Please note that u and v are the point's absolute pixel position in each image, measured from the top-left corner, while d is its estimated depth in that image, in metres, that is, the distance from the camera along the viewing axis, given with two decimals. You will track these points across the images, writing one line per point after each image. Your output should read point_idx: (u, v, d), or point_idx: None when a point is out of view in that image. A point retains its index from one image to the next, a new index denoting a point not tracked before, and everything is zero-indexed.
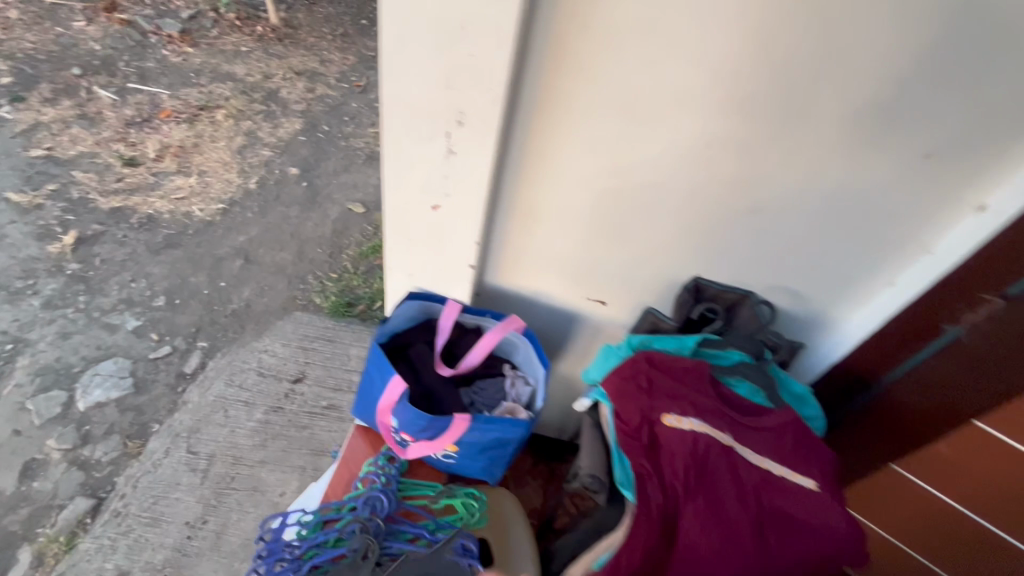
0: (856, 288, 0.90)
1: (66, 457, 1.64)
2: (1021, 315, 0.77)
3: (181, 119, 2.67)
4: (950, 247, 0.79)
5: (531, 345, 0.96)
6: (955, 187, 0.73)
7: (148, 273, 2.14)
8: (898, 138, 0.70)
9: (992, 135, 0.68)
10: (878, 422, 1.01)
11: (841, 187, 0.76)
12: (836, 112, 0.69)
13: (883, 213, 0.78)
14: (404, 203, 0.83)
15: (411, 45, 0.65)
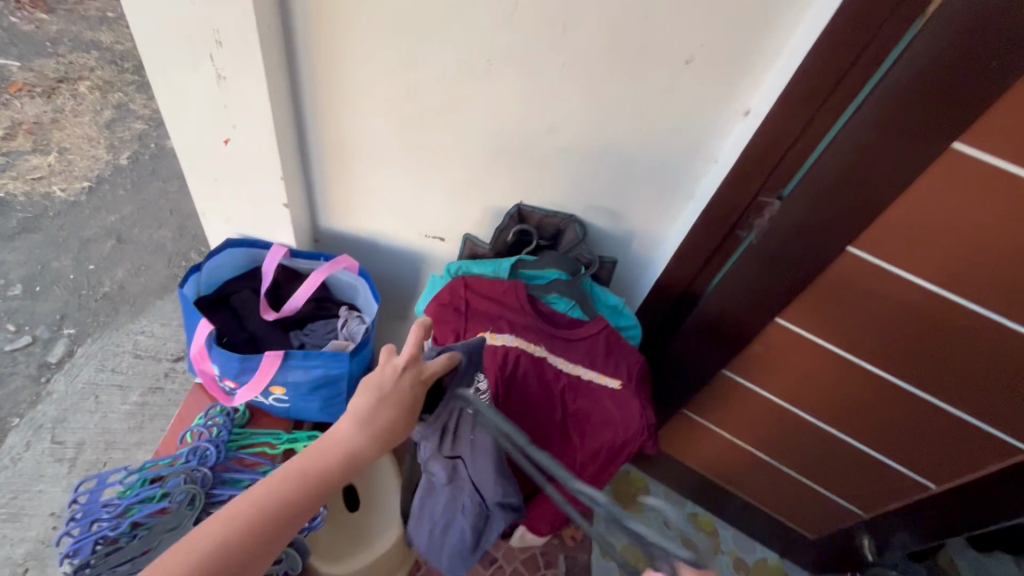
0: (664, 203, 0.95)
1: None
2: (791, 213, 0.84)
3: (36, 94, 2.57)
4: (728, 154, 0.85)
5: (365, 283, 0.96)
6: (720, 93, 0.78)
7: (2, 261, 1.98)
8: (658, 46, 0.73)
9: (740, 39, 0.73)
10: (706, 333, 1.08)
11: (622, 98, 0.79)
12: (598, 22, 0.71)
13: (666, 124, 0.83)
14: (193, 140, 0.79)
15: None
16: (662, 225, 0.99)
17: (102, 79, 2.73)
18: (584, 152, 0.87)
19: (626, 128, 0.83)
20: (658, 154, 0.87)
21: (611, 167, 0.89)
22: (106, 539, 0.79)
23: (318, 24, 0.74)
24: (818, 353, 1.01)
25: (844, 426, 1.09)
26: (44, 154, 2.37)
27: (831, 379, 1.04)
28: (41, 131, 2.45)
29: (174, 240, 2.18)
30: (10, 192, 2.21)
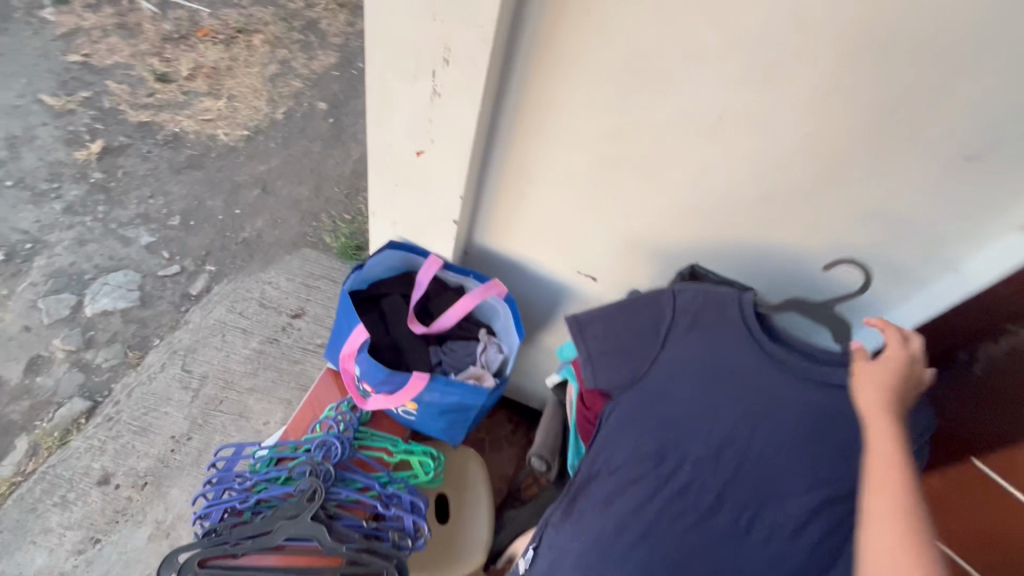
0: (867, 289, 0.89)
1: (69, 359, 1.64)
2: None
3: (218, 40, 2.81)
4: (985, 267, 0.81)
5: (511, 311, 0.93)
6: (999, 199, 0.74)
7: (167, 192, 2.17)
8: (934, 138, 0.69)
9: None
10: None
11: (879, 185, 0.75)
12: (876, 103, 0.68)
13: (921, 218, 0.78)
14: (387, 146, 0.78)
15: None
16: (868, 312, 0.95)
17: (273, 35, 2.92)
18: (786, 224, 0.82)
19: (862, 215, 0.79)
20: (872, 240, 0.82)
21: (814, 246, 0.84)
22: (233, 510, 0.83)
23: (543, 54, 0.72)
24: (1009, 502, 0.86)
25: None
26: (216, 98, 2.58)
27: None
28: (216, 76, 2.66)
29: (310, 199, 2.31)
30: (185, 128, 2.41)
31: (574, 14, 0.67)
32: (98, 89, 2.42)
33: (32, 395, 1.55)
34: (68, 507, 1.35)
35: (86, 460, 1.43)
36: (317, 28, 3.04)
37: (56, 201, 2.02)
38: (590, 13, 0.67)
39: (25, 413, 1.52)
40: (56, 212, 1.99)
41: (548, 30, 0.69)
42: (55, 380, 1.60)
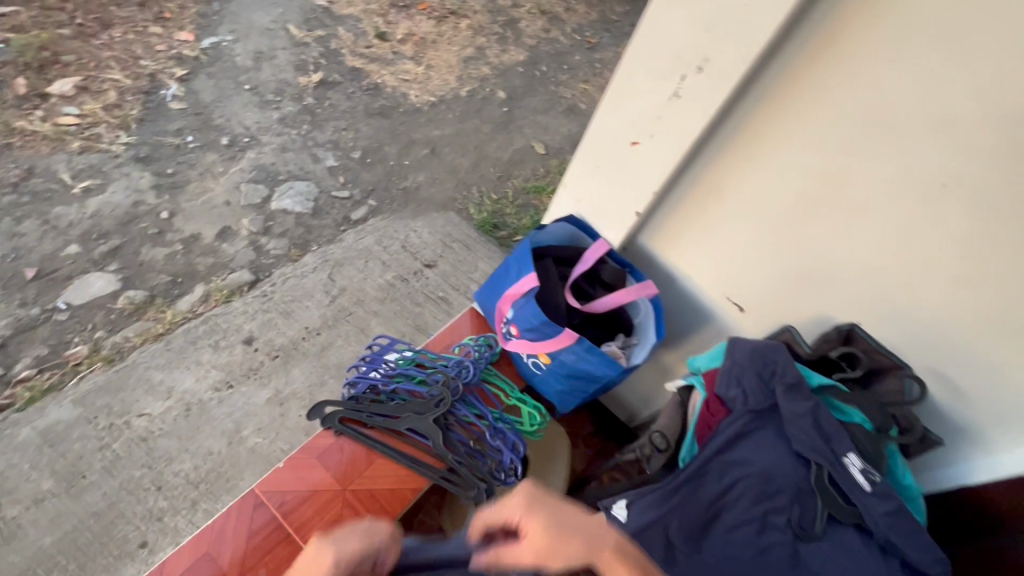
0: (1008, 418, 0.87)
1: (249, 238, 1.95)
2: None
3: (433, 17, 3.15)
4: None
5: (654, 313, 0.98)
6: None
7: (357, 129, 2.48)
8: None
9: None
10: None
11: None
12: None
13: None
14: (608, 129, 0.89)
15: None
16: (984, 441, 0.91)
17: (478, 23, 3.22)
18: (968, 305, 0.81)
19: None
20: None
21: (974, 351, 0.84)
22: (373, 388, 0.98)
23: (786, 85, 0.81)
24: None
25: None
26: (417, 64, 2.89)
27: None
28: (422, 46, 2.98)
29: (467, 171, 2.53)
30: (386, 82, 2.73)
31: (832, 55, 0.76)
32: (331, 32, 2.82)
33: (216, 255, 1.86)
34: (218, 352, 1.61)
35: (240, 321, 1.69)
36: (516, 27, 3.30)
37: (276, 111, 2.39)
38: (858, 49, 0.74)
39: (208, 269, 1.83)
40: (274, 120, 2.35)
41: (798, 65, 0.78)
42: (235, 250, 1.90)
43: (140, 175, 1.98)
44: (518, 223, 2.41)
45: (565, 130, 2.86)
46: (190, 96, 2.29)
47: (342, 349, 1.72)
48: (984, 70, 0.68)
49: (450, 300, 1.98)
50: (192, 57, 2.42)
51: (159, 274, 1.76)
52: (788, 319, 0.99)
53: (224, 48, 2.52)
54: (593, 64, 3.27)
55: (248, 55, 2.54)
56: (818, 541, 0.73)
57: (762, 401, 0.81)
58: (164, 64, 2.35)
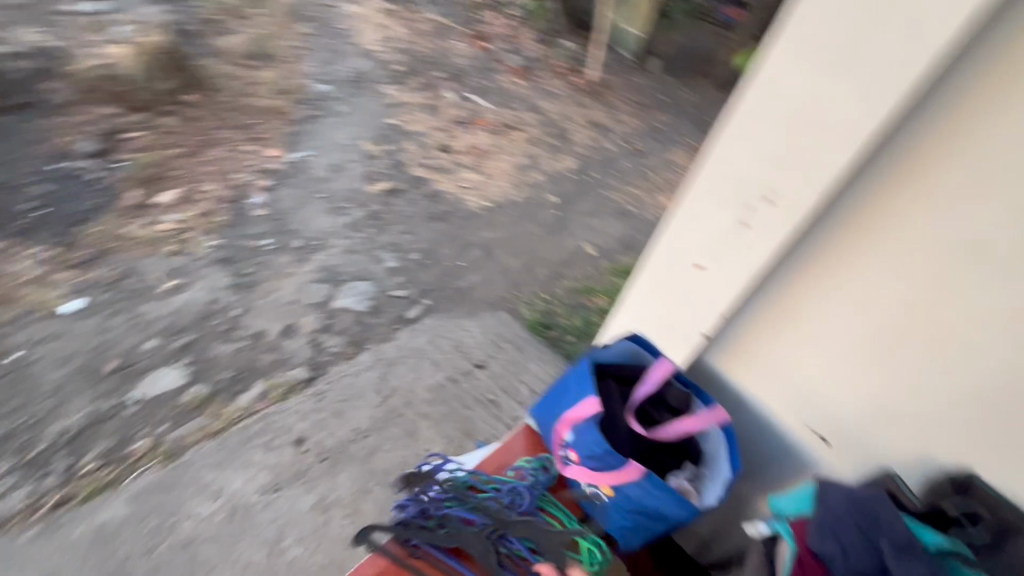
0: None
1: (310, 335, 2.02)
2: None
3: (491, 131, 3.42)
4: None
5: (726, 444, 0.90)
6: None
7: (417, 233, 2.63)
8: None
9: None
10: None
11: None
12: None
13: None
14: (676, 254, 1.03)
15: (757, 133, 0.86)
16: None
17: (532, 135, 3.47)
18: None
19: None
20: None
21: None
22: (423, 514, 0.92)
23: (852, 227, 0.89)
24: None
25: None
26: (475, 173, 3.10)
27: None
28: (480, 157, 3.22)
29: (520, 271, 2.59)
30: (446, 189, 2.93)
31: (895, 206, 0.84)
32: (399, 146, 3.10)
33: (277, 352, 1.94)
34: (269, 452, 1.61)
35: (293, 420, 1.70)
36: (567, 138, 3.53)
37: (345, 217, 2.58)
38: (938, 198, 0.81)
39: (269, 365, 1.89)
40: (342, 224, 2.54)
41: (863, 213, 0.87)
42: (296, 347, 1.97)
43: (219, 275, 2.14)
44: (569, 323, 2.41)
45: (615, 232, 2.93)
46: (271, 204, 2.53)
47: (389, 453, 1.68)
48: None
49: (499, 402, 1.94)
50: (277, 170, 2.70)
51: (224, 369, 1.84)
52: (875, 446, 1.01)
53: (305, 161, 2.81)
54: (642, 170, 3.41)
55: (325, 168, 2.81)
56: None
57: (863, 559, 0.81)
58: (252, 176, 2.63)
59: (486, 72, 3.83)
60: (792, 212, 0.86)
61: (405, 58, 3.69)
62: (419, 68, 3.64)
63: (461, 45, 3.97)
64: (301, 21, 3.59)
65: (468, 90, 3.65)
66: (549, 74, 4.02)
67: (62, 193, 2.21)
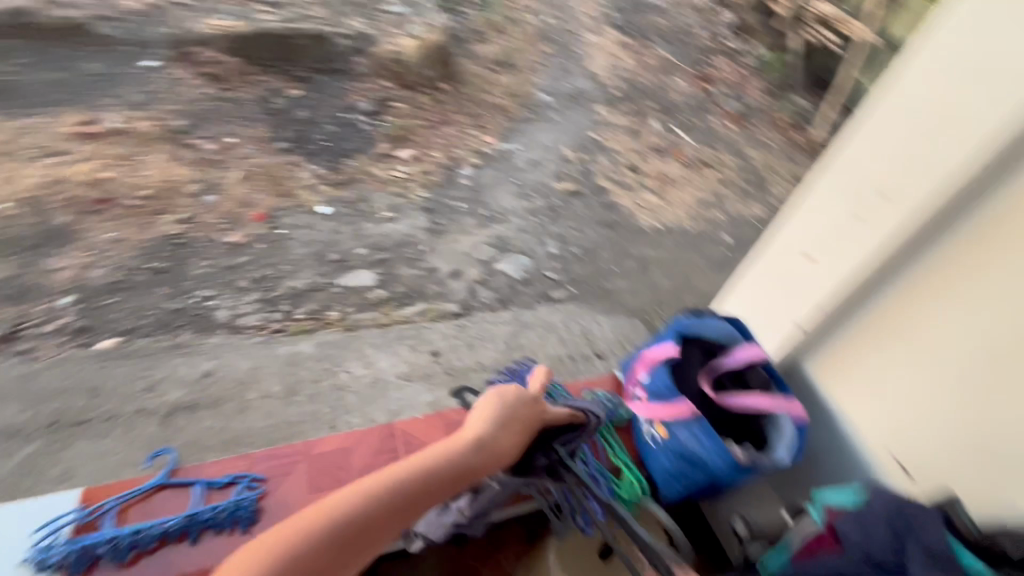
0: None
1: (470, 283, 2.40)
2: None
3: (686, 163, 3.49)
4: None
5: (792, 436, 0.94)
6: None
7: (584, 232, 2.87)
8: None
9: None
10: None
11: None
12: None
13: None
14: (797, 246, 1.23)
15: (886, 144, 1.02)
16: None
17: (726, 177, 3.46)
18: None
19: None
20: None
21: None
22: None
23: (971, 235, 0.96)
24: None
25: None
26: (656, 196, 3.23)
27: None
28: (666, 184, 3.33)
29: (668, 292, 2.65)
30: (623, 203, 3.12)
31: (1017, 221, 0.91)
32: (593, 158, 3.37)
33: (442, 287, 2.35)
34: (411, 352, 1.99)
35: (436, 337, 2.07)
36: (763, 188, 3.44)
37: (528, 203, 2.95)
38: None
39: (433, 294, 2.32)
40: (524, 208, 2.91)
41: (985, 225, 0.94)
42: (456, 288, 2.37)
43: (420, 218, 2.66)
44: None
45: None
46: (475, 178, 3.02)
47: None
48: None
49: None
50: (488, 153, 3.19)
51: (401, 285, 2.31)
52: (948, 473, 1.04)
53: (512, 152, 3.26)
54: None
55: (526, 161, 3.23)
56: None
57: None
58: (468, 153, 3.15)
59: (698, 112, 3.92)
60: (905, 209, 1.00)
61: (625, 85, 3.97)
62: (635, 95, 3.90)
63: (682, 84, 4.12)
64: (546, 42, 4.13)
65: (675, 124, 3.78)
66: (764, 126, 3.93)
67: (342, 133, 2.96)
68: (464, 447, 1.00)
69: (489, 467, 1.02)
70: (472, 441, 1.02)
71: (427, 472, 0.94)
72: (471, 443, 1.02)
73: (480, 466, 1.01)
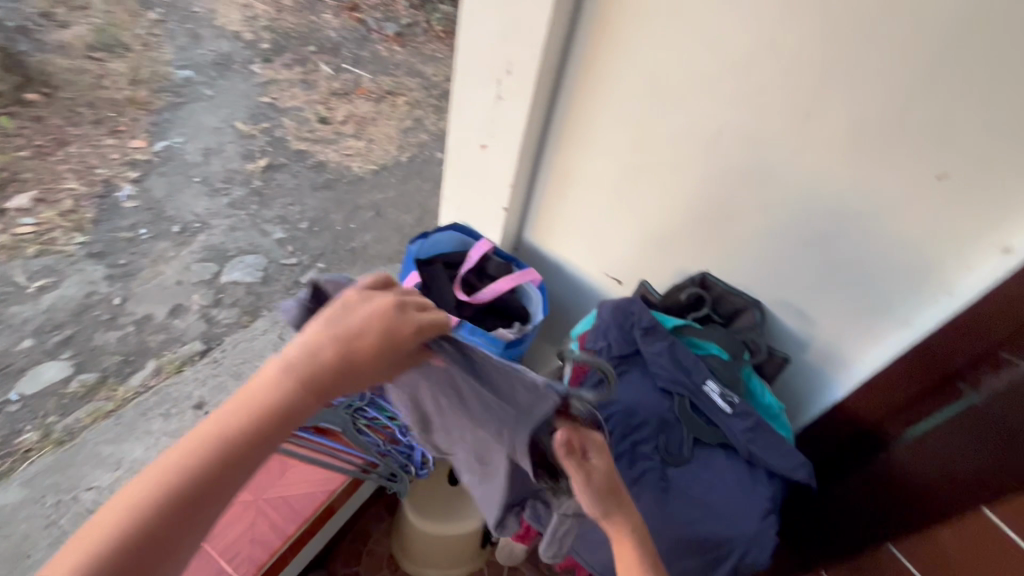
0: (860, 328, 0.88)
1: (200, 312, 2.04)
2: (998, 410, 0.74)
3: (372, 98, 3.36)
4: (925, 320, 0.81)
5: (539, 298, 1.08)
6: (966, 238, 0.72)
7: (304, 203, 2.63)
8: (904, 161, 0.72)
9: (996, 203, 0.69)
10: (888, 487, 0.90)
11: (855, 202, 0.78)
12: (836, 130, 0.75)
13: (897, 266, 0.79)
14: (461, 136, 1.03)
15: (477, 8, 0.86)
16: (838, 359, 0.93)
17: (415, 98, 3.47)
18: (784, 234, 0.87)
19: (845, 257, 0.83)
20: (890, 240, 0.78)
21: (812, 270, 0.87)
22: None
23: (585, 70, 0.90)
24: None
25: None
26: (359, 140, 3.09)
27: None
28: (363, 124, 3.18)
29: (411, 226, 2.67)
30: (329, 159, 2.92)
31: (609, 47, 0.86)
32: (275, 123, 3.01)
33: (168, 331, 1.95)
34: (167, 419, 1.65)
35: (191, 387, 1.73)
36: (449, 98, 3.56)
37: (225, 197, 2.54)
38: (636, 34, 0.82)
39: (160, 345, 1.90)
40: (223, 205, 2.51)
41: (591, 58, 0.88)
42: (187, 324, 1.98)
43: (93, 269, 2.09)
44: None
45: None
46: (143, 194, 2.45)
47: None
48: (718, 20, 0.75)
49: None
50: (144, 160, 2.60)
51: (111, 355, 1.84)
52: (660, 280, 1.05)
53: (175, 149, 2.71)
54: None
55: (197, 152, 2.72)
56: (686, 464, 0.80)
57: (625, 347, 0.90)
58: (117, 169, 2.52)
59: (360, 43, 3.74)
60: (529, 66, 0.87)
61: (272, 34, 3.55)
62: (287, 42, 3.52)
63: (331, 18, 3.85)
64: (151, 9, 3.39)
65: (343, 61, 3.55)
66: (426, 39, 3.97)
67: None
68: (291, 373, 0.56)
69: (341, 388, 0.58)
70: (304, 355, 0.57)
71: (205, 464, 0.54)
72: (249, 415, 0.55)
73: (318, 403, 0.58)
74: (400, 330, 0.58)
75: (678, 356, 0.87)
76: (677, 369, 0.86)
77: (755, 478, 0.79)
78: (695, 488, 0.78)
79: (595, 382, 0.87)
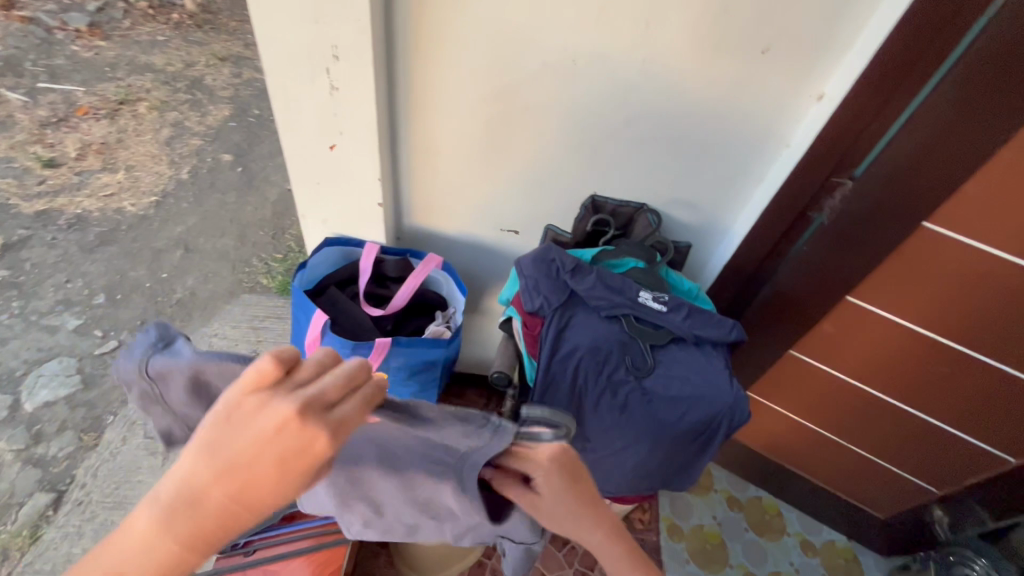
0: (729, 196, 1.00)
1: (18, 458, 1.42)
2: (845, 221, 0.92)
3: (100, 116, 2.42)
4: (776, 174, 0.94)
5: (451, 277, 1.06)
6: (793, 92, 0.84)
7: (84, 272, 1.87)
8: (736, 44, 0.79)
9: (811, 61, 0.80)
10: (784, 307, 1.09)
11: (704, 91, 0.85)
12: (674, 31, 0.79)
13: (746, 135, 0.90)
14: (302, 144, 0.89)
15: None
16: (718, 226, 1.06)
17: (159, 100, 2.56)
18: (650, 138, 0.92)
19: (705, 141, 0.92)
20: (737, 116, 0.88)
21: (680, 162, 0.96)
22: None
23: (415, 32, 0.82)
24: (819, 376, 1.17)
25: (898, 394, 1.09)
26: (113, 172, 2.22)
27: (793, 440, 1.32)
28: (108, 151, 2.30)
29: (236, 246, 2.04)
30: (83, 207, 2.08)
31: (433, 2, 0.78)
32: None
33: None
34: None
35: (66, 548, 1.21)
36: (201, 84, 2.69)
37: None
38: None
39: None
40: None
41: (417, 18, 0.80)
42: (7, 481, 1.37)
43: None
44: None
45: None
46: None
47: None
48: None
49: None
50: None
51: None
52: (553, 217, 1.07)
53: None
54: None
55: None
56: (653, 371, 0.88)
57: (561, 295, 0.90)
58: None
59: (44, 50, 2.71)
60: (358, 43, 0.75)
61: None
62: None
63: None
64: None
65: (33, 80, 2.54)
66: (135, 24, 2.97)
67: None
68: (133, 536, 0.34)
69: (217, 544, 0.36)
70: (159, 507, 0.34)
71: None
72: None
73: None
74: (296, 458, 0.34)
75: (609, 282, 0.92)
76: (614, 294, 0.91)
77: (706, 354, 0.91)
78: (672, 390, 0.87)
79: (552, 337, 0.88)
